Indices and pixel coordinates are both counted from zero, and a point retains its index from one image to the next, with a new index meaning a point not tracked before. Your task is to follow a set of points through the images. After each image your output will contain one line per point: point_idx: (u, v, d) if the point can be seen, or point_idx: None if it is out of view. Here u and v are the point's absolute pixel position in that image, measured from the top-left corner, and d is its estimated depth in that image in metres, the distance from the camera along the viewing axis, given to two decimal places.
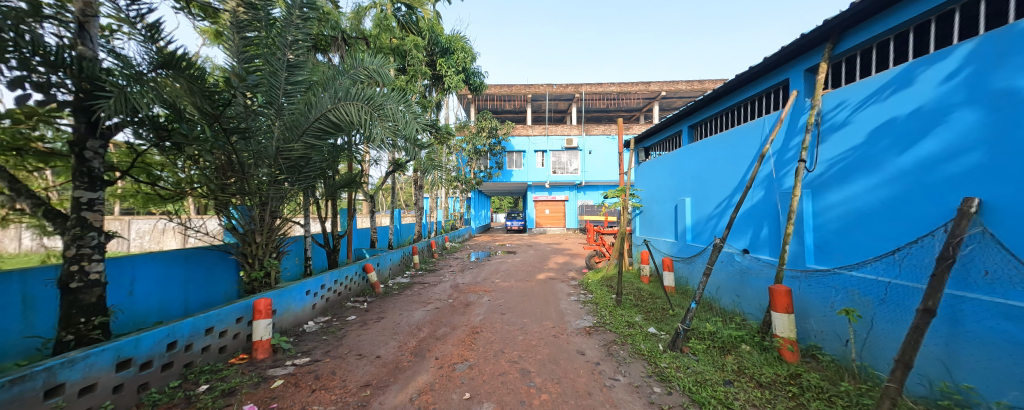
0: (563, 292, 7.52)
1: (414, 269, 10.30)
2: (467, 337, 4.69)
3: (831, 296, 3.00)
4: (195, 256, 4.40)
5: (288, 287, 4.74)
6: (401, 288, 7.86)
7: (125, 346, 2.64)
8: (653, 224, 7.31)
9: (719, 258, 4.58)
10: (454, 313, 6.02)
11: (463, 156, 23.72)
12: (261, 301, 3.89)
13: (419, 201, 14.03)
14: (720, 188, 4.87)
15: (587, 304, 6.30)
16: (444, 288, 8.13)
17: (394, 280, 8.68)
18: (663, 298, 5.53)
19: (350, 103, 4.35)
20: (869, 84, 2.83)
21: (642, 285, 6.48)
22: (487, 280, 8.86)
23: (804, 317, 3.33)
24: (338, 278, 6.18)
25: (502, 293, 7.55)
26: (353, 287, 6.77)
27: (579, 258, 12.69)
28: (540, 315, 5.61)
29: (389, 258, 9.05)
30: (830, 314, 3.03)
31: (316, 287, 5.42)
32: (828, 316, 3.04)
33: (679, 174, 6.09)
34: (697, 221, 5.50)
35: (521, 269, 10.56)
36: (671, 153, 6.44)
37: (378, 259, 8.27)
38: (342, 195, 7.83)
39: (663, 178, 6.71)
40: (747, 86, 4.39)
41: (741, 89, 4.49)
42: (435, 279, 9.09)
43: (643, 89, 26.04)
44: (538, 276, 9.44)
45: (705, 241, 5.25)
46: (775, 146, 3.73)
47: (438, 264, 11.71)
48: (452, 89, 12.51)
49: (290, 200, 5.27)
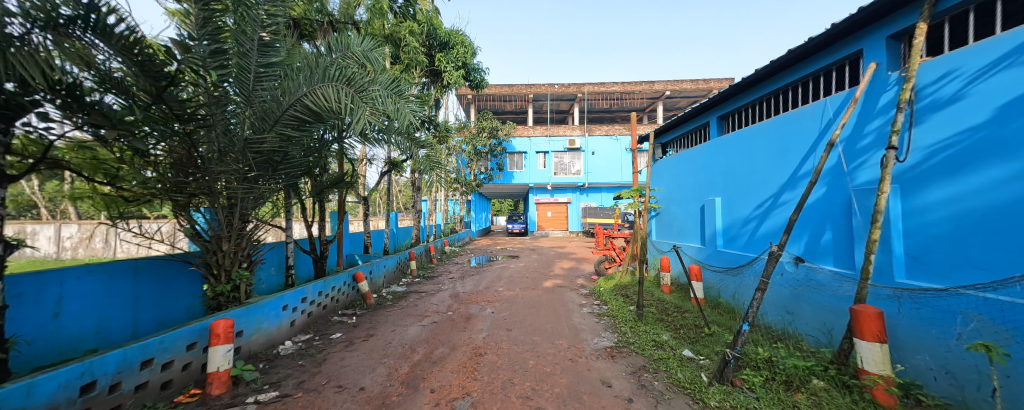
0: (574, 303, 6.82)
1: (411, 277, 9.61)
2: (470, 361, 3.98)
3: (960, 327, 2.38)
4: (147, 268, 3.73)
5: (261, 303, 4.06)
6: (395, 298, 7.16)
7: (10, 396, 1.91)
8: (673, 227, 6.67)
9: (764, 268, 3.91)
10: (453, 329, 5.31)
11: (463, 157, 23.13)
12: (220, 323, 3.20)
13: (417, 203, 13.36)
14: (762, 185, 4.22)
15: (604, 317, 5.60)
16: (443, 298, 7.43)
17: (389, 289, 7.97)
18: (693, 312, 4.84)
19: (327, 85, 3.67)
20: (995, 47, 2.25)
21: (664, 296, 5.79)
22: (490, 289, 8.15)
23: (911, 351, 2.70)
24: (324, 289, 5.49)
25: (507, 304, 6.86)
26: (341, 299, 6.07)
27: (587, 263, 12.00)
28: (552, 333, 4.91)
29: (384, 265, 8.35)
30: (957, 349, 2.40)
31: (295, 301, 4.72)
32: (955, 353, 2.42)
33: (706, 171, 5.45)
34: (731, 224, 4.83)
35: (526, 276, 9.85)
36: (696, 148, 5.76)
37: (371, 266, 7.59)
38: (332, 196, 7.17)
39: (685, 175, 6.06)
40: (800, 65, 3.70)
41: (791, 69, 3.80)
42: (433, 288, 8.39)
43: (647, 88, 25.41)
44: (544, 283, 8.76)
45: (743, 247, 4.58)
46: (845, 133, 3.07)
47: (437, 271, 11.01)
48: (452, 86, 11.88)
49: (265, 201, 4.59)
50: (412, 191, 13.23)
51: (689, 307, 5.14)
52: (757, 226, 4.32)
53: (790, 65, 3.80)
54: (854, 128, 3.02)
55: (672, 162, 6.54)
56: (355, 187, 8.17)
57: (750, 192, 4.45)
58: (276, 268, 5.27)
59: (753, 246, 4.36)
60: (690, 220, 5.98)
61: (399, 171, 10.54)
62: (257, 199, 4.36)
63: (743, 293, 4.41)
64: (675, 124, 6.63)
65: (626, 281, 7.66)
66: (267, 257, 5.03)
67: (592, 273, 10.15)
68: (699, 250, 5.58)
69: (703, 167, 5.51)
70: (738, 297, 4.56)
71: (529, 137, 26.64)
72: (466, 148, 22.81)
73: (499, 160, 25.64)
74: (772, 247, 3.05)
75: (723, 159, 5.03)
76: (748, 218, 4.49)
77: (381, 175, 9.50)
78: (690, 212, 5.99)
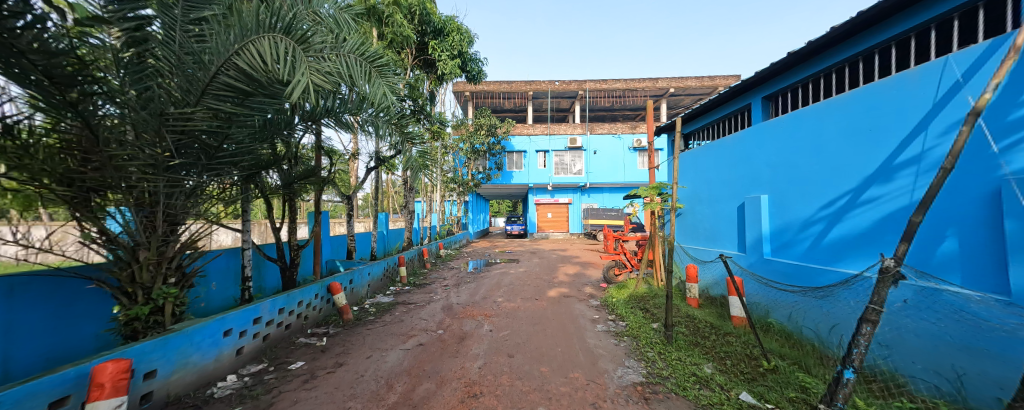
0: (585, 318, 5.89)
1: (400, 284, 8.67)
2: (461, 406, 3.03)
3: None
4: (27, 287, 2.77)
5: (189, 331, 3.10)
6: (378, 312, 6.21)
7: None
8: (699, 230, 5.82)
9: (849, 292, 2.97)
10: (444, 354, 4.35)
11: (460, 157, 22.28)
12: (106, 368, 2.24)
13: (410, 204, 12.40)
14: (832, 178, 3.38)
15: (624, 339, 4.69)
16: (434, 311, 6.48)
17: (373, 300, 7.03)
18: (738, 337, 3.93)
19: (261, 37, 2.71)
20: None
21: (695, 312, 4.88)
22: (487, 299, 7.21)
23: None
24: (287, 306, 4.53)
25: (508, 319, 5.92)
26: (311, 316, 5.11)
27: (593, 268, 11.08)
28: (564, 361, 3.99)
29: (367, 272, 7.39)
30: None
31: (244, 324, 3.76)
32: None
33: (745, 164, 4.63)
34: (785, 227, 3.96)
35: (527, 283, 8.91)
36: (731, 137, 4.91)
37: (352, 274, 6.64)
38: (305, 192, 6.23)
39: (717, 170, 5.22)
40: (912, 14, 3.04)
41: (897, 20, 3.16)
42: (423, 298, 7.44)
43: (650, 85, 24.58)
44: (549, 292, 7.84)
45: (802, 255, 3.71)
46: (991, 97, 2.44)
47: (430, 277, 10.07)
48: (447, 76, 10.96)
49: (204, 199, 3.64)
50: (405, 190, 12.30)
51: (729, 327, 4.24)
52: (824, 230, 3.44)
53: (898, 11, 3.12)
54: (1007, 93, 2.39)
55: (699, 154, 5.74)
56: (336, 183, 7.25)
57: (812, 187, 3.61)
58: (222, 283, 4.32)
59: (818, 254, 3.48)
60: (722, 223, 5.14)
61: (388, 168, 9.61)
62: (191, 195, 3.42)
63: (807, 314, 3.56)
64: (706, 109, 5.89)
65: (643, 292, 6.72)
66: (208, 269, 4.06)
67: (601, 280, 9.21)
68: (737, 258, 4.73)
69: (740, 159, 4.73)
70: (796, 318, 3.72)
71: (529, 136, 25.75)
72: (464, 146, 21.93)
73: (498, 159, 24.75)
74: (887, 260, 2.13)
75: (769, 148, 4.22)
76: (808, 219, 3.65)
77: (367, 172, 8.56)
78: (722, 212, 5.16)
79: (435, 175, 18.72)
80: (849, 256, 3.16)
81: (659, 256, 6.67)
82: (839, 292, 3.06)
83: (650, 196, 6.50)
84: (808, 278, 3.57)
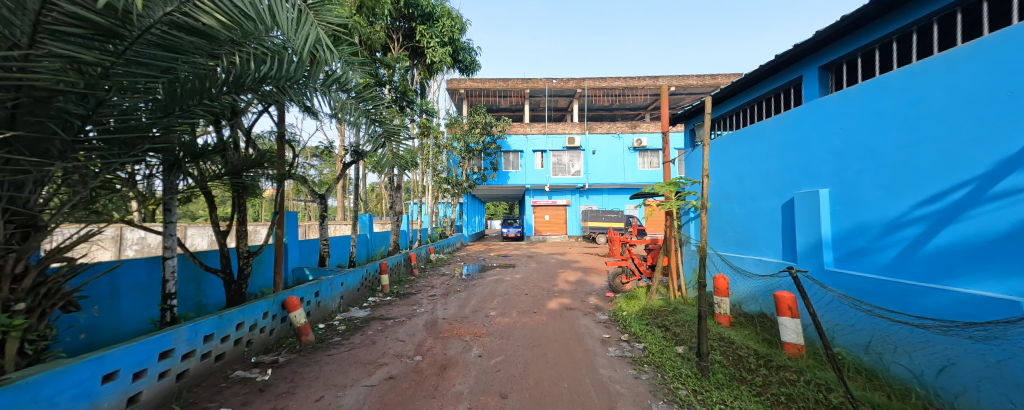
0: (593, 338, 4.97)
1: (382, 295, 7.72)
2: None
3: None
4: None
5: (33, 382, 2.08)
6: (347, 331, 5.24)
7: None
8: (727, 233, 5.05)
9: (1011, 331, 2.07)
10: (417, 393, 3.38)
11: (454, 156, 21.42)
12: None
13: (396, 205, 11.43)
14: (939, 168, 2.59)
15: (644, 369, 3.77)
16: (415, 328, 5.52)
17: (346, 314, 6.07)
18: (800, 375, 3.01)
19: None
20: None
21: (730, 335, 3.95)
22: (478, 313, 6.27)
23: None
24: (218, 332, 3.56)
25: (501, 339, 4.98)
26: (257, 341, 4.13)
27: (596, 274, 10.19)
28: (572, 405, 3.05)
29: (340, 283, 6.40)
30: None
31: (142, 362, 2.77)
32: None
33: (796, 154, 3.89)
34: (857, 230, 3.18)
35: (524, 292, 7.97)
36: (779, 121, 4.13)
37: (319, 285, 5.64)
38: (261, 185, 5.29)
39: (757, 162, 4.46)
40: None
41: None
42: (405, 312, 6.47)
43: (651, 83, 23.84)
44: (548, 304, 6.91)
45: (885, 267, 2.92)
46: None
47: (417, 285, 9.12)
48: (437, 65, 10.04)
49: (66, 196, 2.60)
50: (391, 191, 11.35)
51: (782, 358, 3.31)
52: (924, 235, 2.65)
53: None
54: None
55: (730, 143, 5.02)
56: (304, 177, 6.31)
57: (899, 180, 2.86)
58: (114, 306, 3.36)
59: (913, 267, 2.69)
60: (760, 225, 4.38)
61: (369, 165, 8.65)
62: (46, 183, 2.42)
63: (907, 351, 2.71)
64: (737, 87, 5.16)
65: (658, 306, 5.79)
66: (80, 289, 3.06)
67: (605, 289, 8.32)
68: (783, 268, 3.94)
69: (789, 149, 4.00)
70: (881, 351, 2.90)
71: (525, 135, 24.87)
72: (457, 145, 21.02)
73: (492, 159, 23.85)
74: None
75: (834, 132, 3.46)
76: (895, 219, 2.88)
77: (343, 169, 7.60)
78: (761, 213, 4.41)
79: (426, 174, 17.78)
80: (971, 270, 2.37)
81: (678, 265, 5.78)
82: (996, 333, 2.13)
83: (666, 193, 5.62)
84: (899, 297, 2.76)
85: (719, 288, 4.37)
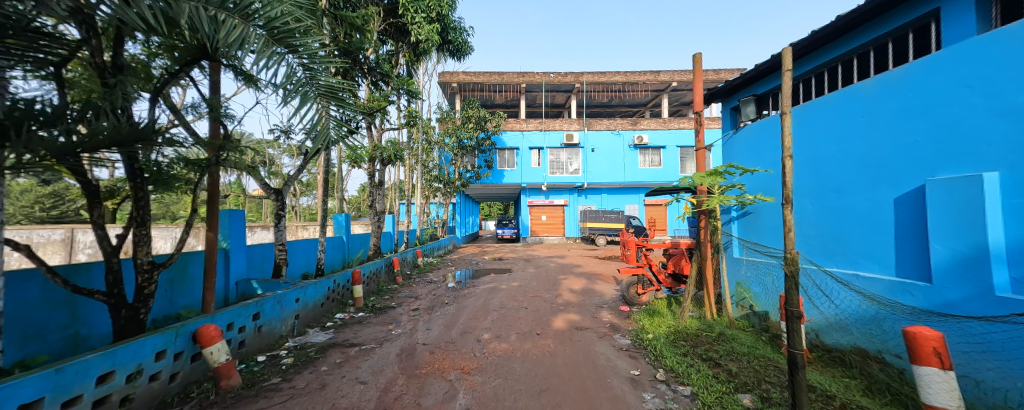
0: (616, 375, 3.75)
1: (354, 310, 6.48)
2: None
3: None
4: None
5: None
6: (292, 368, 3.95)
7: None
8: (809, 232, 4.21)
9: None
10: None
11: (445, 152, 20.23)
12: None
13: (378, 203, 10.15)
14: None
15: None
16: (384, 360, 4.25)
17: (300, 340, 4.82)
18: None
19: None
20: None
21: (824, 384, 2.82)
22: (468, 336, 5.05)
23: None
24: (53, 396, 2.23)
25: (494, 377, 3.74)
26: (142, 395, 2.83)
27: (602, 282, 9.03)
28: None
29: (295, 298, 5.10)
30: None
31: None
32: None
33: (932, 130, 2.96)
34: None
35: (522, 306, 6.76)
36: (903, 90, 3.20)
37: (262, 304, 4.35)
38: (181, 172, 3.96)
39: (865, 145, 3.55)
40: None
41: None
42: (376, 334, 5.20)
43: (652, 78, 22.82)
44: (553, 322, 5.71)
45: None
46: None
47: (398, 297, 7.85)
48: (423, 43, 8.79)
49: None
50: (371, 187, 10.04)
51: None
52: None
53: None
54: None
55: (818, 121, 4.06)
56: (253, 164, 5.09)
57: None
58: None
59: None
60: (867, 225, 3.53)
61: (348, 156, 9.19)
62: None
63: None
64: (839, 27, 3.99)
65: (695, 329, 4.58)
66: None
67: (617, 301, 7.14)
68: (907, 286, 3.03)
69: (919, 126, 3.07)
70: None
71: (521, 131, 23.69)
72: (449, 141, 19.88)
73: (487, 157, 22.69)
74: None
75: (1003, 96, 2.48)
76: None
77: (306, 158, 6.28)
78: (868, 212, 3.51)
79: (416, 172, 16.54)
80: None
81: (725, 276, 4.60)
82: None
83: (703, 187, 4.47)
84: None
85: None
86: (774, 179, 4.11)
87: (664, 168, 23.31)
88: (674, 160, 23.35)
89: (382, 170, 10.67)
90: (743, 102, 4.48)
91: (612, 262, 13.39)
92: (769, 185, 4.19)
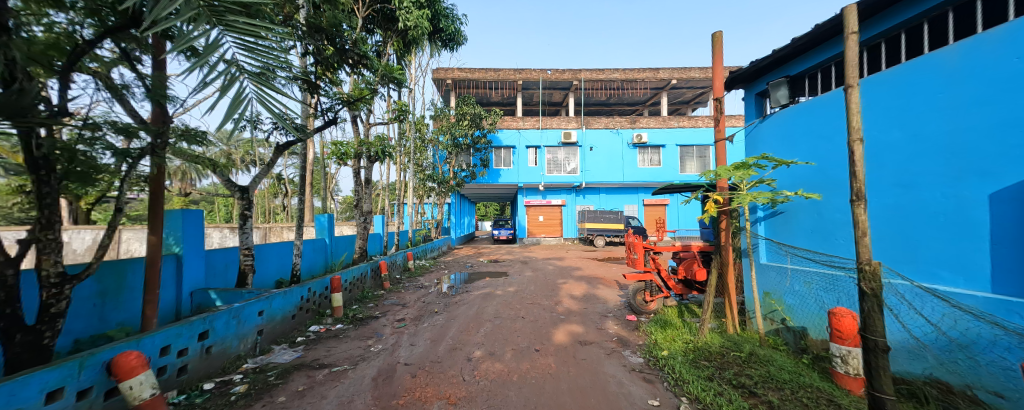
0: (630, 406, 3.13)
1: (332, 321, 5.82)
2: None
3: None
4: None
5: None
6: (242, 398, 3.28)
7: None
8: (882, 232, 3.61)
9: None
10: None
11: (439, 151, 19.63)
12: None
13: (365, 203, 9.49)
14: None
15: None
16: (355, 387, 3.58)
17: (260, 360, 4.16)
18: None
19: None
20: None
21: None
22: (456, 354, 4.40)
23: None
24: None
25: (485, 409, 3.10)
26: None
27: (604, 287, 8.46)
28: None
29: (258, 311, 4.43)
30: None
31: None
32: None
33: None
34: None
35: (519, 316, 6.15)
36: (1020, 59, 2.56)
37: (212, 320, 3.68)
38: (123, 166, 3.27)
39: (965, 131, 2.93)
40: None
41: None
42: (352, 352, 4.54)
43: (651, 75, 22.33)
44: (553, 335, 5.09)
45: None
46: None
47: (384, 304, 7.20)
48: (412, 29, 8.16)
49: None
50: (357, 186, 9.37)
51: None
52: None
53: None
54: None
55: (899, 104, 3.44)
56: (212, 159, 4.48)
57: None
58: None
59: None
60: (958, 226, 2.98)
61: (333, 151, 9.07)
62: None
63: None
64: None
65: (720, 347, 3.93)
66: None
67: (622, 310, 6.54)
68: (1015, 306, 2.46)
69: None
70: None
71: (518, 130, 23.09)
72: (444, 139, 19.34)
73: (482, 155, 22.09)
74: None
75: None
76: None
77: (277, 152, 5.61)
78: (970, 212, 2.90)
79: (408, 170, 15.91)
80: None
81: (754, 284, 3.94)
82: None
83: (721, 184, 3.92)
84: None
85: (847, 334, 2.75)
86: (818, 172, 3.52)
87: (663, 167, 22.83)
88: (673, 158, 22.87)
89: (369, 168, 10.01)
90: (773, 85, 4.00)
91: (613, 265, 12.79)
92: (811, 179, 3.60)
